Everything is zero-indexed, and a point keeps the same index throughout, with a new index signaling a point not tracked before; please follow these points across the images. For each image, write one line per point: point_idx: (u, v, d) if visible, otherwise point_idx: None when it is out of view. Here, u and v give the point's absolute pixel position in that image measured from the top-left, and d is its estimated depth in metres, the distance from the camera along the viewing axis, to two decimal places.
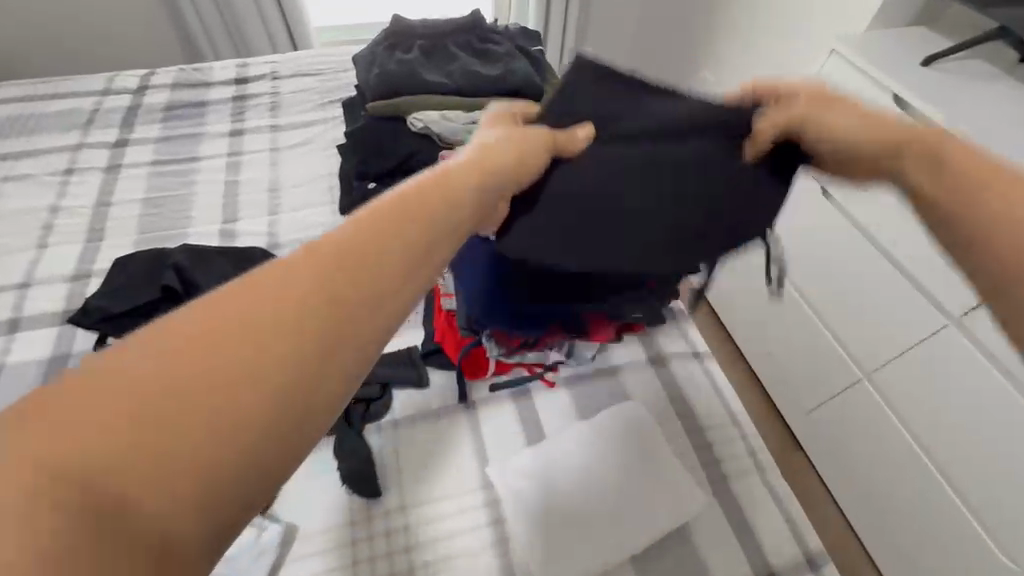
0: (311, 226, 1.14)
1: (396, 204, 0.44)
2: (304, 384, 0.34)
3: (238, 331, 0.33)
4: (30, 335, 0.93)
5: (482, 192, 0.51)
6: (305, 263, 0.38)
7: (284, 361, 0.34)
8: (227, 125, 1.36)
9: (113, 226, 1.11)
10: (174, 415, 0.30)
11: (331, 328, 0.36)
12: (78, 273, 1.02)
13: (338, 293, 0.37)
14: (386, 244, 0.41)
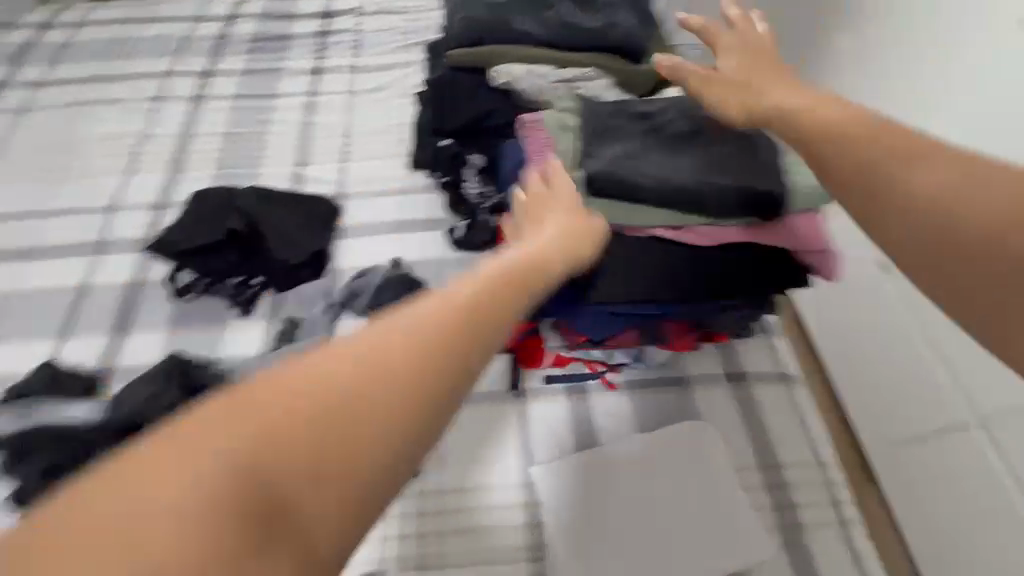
0: (380, 179, 1.10)
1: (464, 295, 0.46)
2: (411, 416, 0.39)
3: (361, 365, 0.40)
4: (113, 258, 0.97)
5: (554, 271, 0.56)
6: (408, 315, 0.43)
7: (387, 397, 0.39)
8: (309, 62, 1.31)
9: (193, 158, 1.12)
10: (318, 435, 0.37)
11: (433, 368, 0.41)
12: (159, 202, 1.04)
13: (442, 339, 0.42)
14: (479, 299, 0.46)
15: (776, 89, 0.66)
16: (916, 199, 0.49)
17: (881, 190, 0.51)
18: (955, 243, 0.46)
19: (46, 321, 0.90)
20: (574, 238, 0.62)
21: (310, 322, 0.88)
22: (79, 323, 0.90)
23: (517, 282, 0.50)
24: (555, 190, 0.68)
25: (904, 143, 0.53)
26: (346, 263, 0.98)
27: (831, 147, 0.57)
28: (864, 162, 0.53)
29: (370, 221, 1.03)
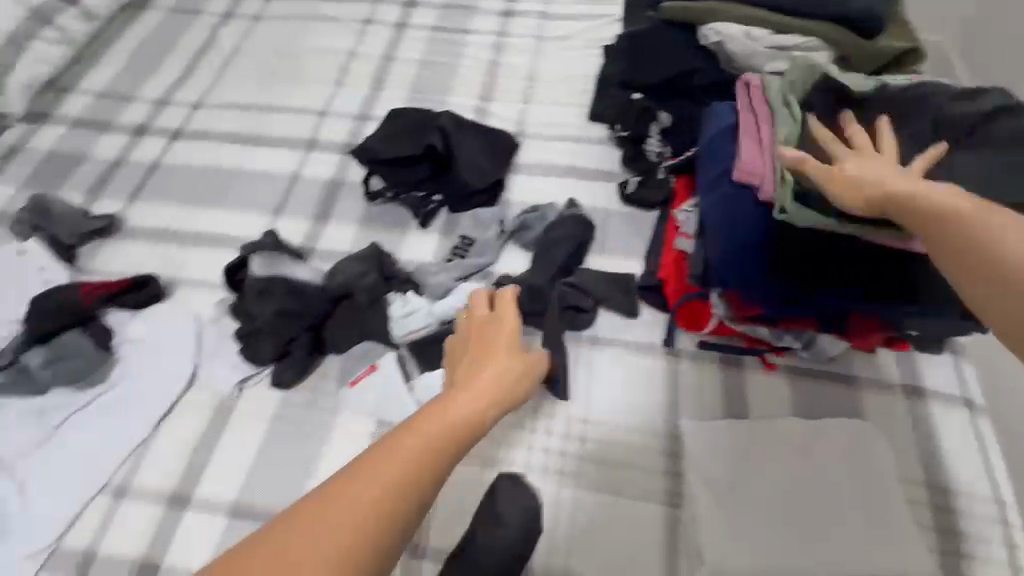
0: (557, 125, 1.13)
1: (401, 452, 0.52)
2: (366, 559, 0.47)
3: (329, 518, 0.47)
4: (321, 156, 1.10)
5: (490, 412, 0.61)
6: (356, 467, 0.51)
7: (404, 509, 0.50)
8: (501, 4, 1.36)
9: (392, 80, 1.22)
10: None
11: (388, 516, 0.49)
12: (361, 115, 1.16)
13: (391, 483, 0.50)
14: (414, 448, 0.53)
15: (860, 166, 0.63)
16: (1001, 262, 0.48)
17: (960, 257, 0.51)
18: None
19: (265, 198, 1.05)
20: (510, 371, 0.65)
21: (482, 244, 0.94)
22: (289, 205, 1.04)
23: (453, 420, 0.57)
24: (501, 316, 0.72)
25: (982, 210, 0.52)
26: (516, 197, 1.02)
27: (916, 220, 0.56)
28: (943, 235, 0.53)
29: (544, 163, 1.07)
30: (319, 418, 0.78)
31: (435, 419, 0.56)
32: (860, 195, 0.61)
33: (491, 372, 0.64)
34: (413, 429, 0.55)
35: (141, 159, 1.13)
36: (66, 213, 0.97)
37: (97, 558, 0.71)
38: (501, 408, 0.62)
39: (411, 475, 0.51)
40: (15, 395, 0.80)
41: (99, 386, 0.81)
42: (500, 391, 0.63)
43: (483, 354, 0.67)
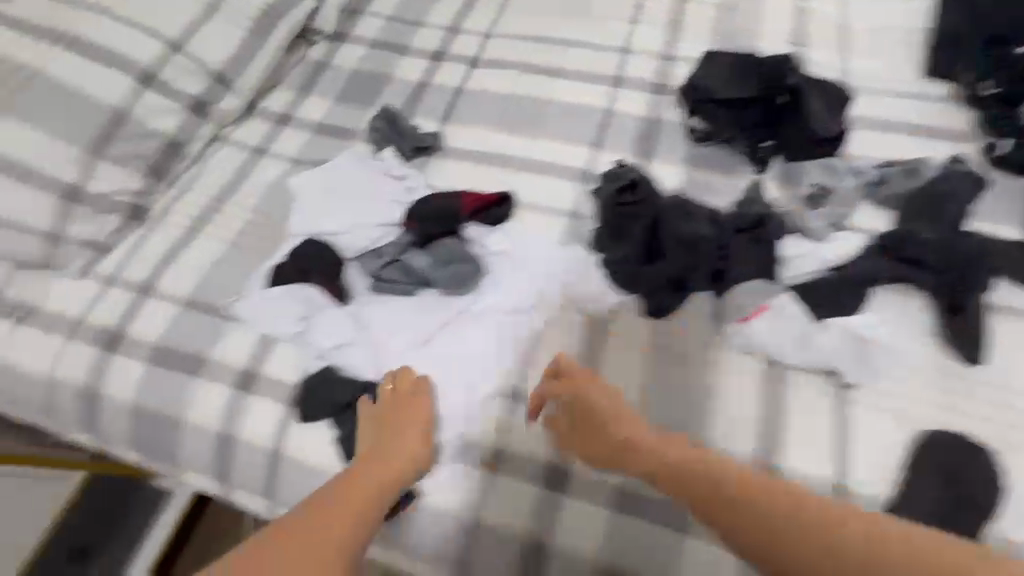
0: (889, 77, 1.04)
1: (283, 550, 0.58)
2: None
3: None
4: (631, 93, 1.06)
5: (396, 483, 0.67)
6: (271, 548, 0.58)
7: None
8: None
9: (692, 19, 1.16)
10: None
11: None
12: (667, 54, 1.10)
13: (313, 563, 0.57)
14: (348, 504, 0.62)
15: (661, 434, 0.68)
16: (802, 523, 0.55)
17: (766, 526, 0.55)
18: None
19: (581, 131, 1.03)
20: (416, 445, 0.71)
21: (841, 195, 0.88)
22: (607, 140, 1.01)
23: (362, 495, 0.64)
24: (406, 402, 0.74)
25: (786, 498, 0.57)
26: (856, 148, 0.95)
27: (689, 489, 0.61)
28: (777, 514, 0.56)
29: (883, 116, 0.98)
30: (700, 351, 0.78)
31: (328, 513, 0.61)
32: (633, 460, 0.66)
33: (395, 452, 0.69)
34: (319, 507, 0.62)
35: (444, 84, 1.13)
36: (410, 129, 1.00)
37: (506, 452, 0.75)
38: (406, 479, 0.69)
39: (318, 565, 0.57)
40: (398, 291, 0.84)
41: (472, 298, 0.83)
42: (404, 466, 0.69)
43: (392, 435, 0.71)
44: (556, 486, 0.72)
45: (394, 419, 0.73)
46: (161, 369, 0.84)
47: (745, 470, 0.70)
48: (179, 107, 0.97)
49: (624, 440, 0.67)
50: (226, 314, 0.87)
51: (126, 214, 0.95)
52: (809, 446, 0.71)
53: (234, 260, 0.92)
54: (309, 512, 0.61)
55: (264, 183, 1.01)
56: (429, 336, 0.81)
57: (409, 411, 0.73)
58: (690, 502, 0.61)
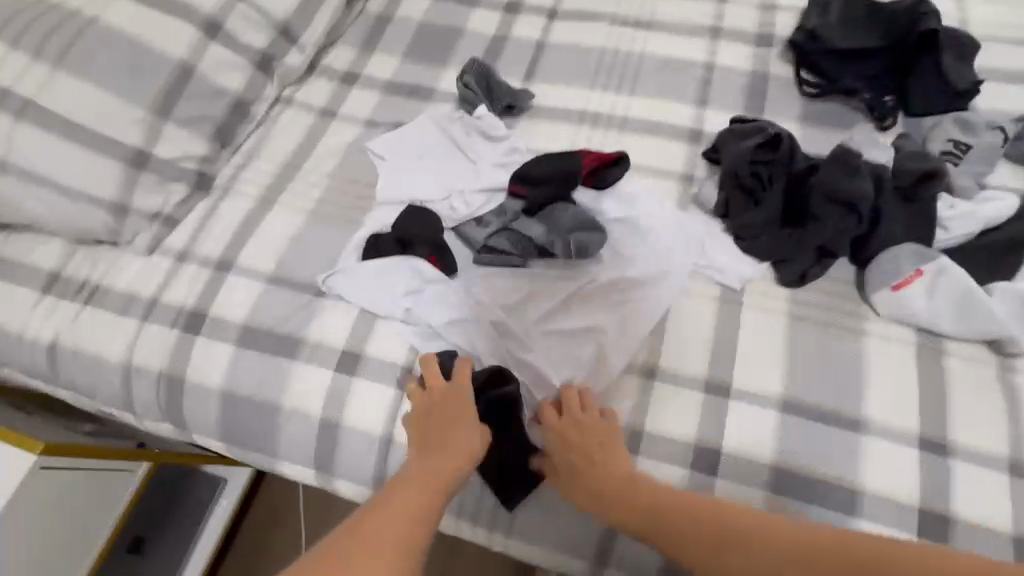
0: (1014, 25, 0.96)
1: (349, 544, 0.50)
2: None
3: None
4: (733, 46, 0.98)
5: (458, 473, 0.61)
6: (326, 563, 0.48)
7: None
8: None
9: None
10: None
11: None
12: (768, 3, 1.02)
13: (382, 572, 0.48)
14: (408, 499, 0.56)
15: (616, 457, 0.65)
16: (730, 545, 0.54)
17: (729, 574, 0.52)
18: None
19: (682, 88, 0.95)
20: (470, 438, 0.64)
21: (983, 151, 0.81)
22: (712, 97, 0.93)
23: (417, 496, 0.57)
24: (453, 385, 0.68)
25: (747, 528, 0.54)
26: (985, 103, 0.88)
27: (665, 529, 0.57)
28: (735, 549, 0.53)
29: (1012, 68, 0.91)
30: (844, 321, 0.72)
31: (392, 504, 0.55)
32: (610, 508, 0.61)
33: (449, 444, 0.63)
34: (374, 514, 0.54)
35: (524, 37, 1.04)
36: (501, 85, 0.92)
37: (644, 433, 0.68)
38: (456, 483, 0.61)
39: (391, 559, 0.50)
40: (506, 264, 0.77)
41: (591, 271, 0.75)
42: (457, 464, 0.61)
43: (442, 433, 0.64)
44: (705, 469, 0.66)
45: (443, 405, 0.66)
46: (251, 353, 0.77)
47: (914, 448, 0.65)
48: (245, 62, 0.88)
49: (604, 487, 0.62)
50: (321, 291, 0.79)
51: (191, 182, 0.86)
52: (979, 419, 0.66)
53: (318, 232, 0.84)
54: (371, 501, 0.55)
55: (338, 148, 0.92)
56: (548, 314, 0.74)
57: (456, 397, 0.66)
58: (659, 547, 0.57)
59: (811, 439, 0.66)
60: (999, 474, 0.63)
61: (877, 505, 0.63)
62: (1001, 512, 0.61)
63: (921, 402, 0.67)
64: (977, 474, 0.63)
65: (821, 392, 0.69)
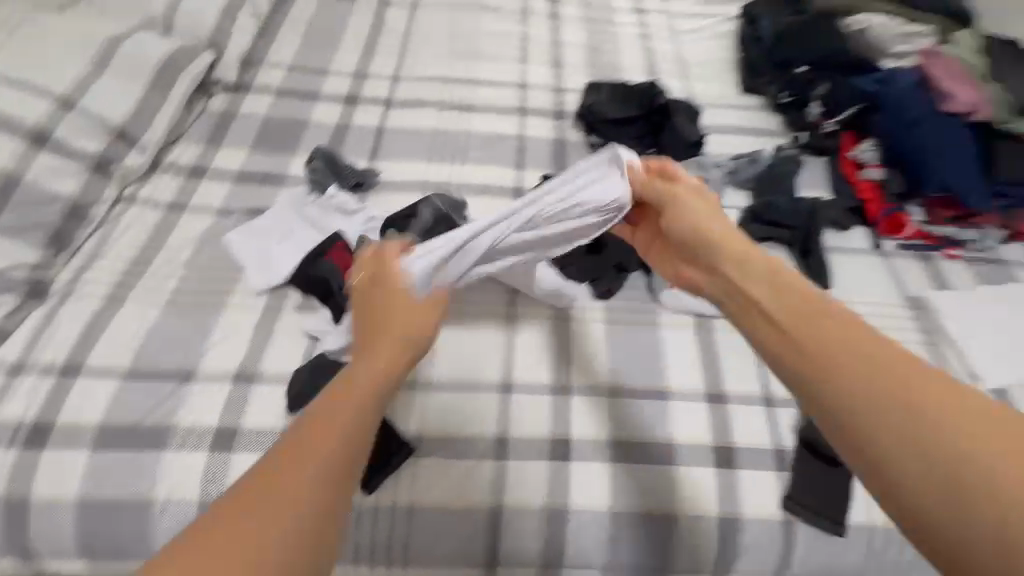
0: (721, 95, 1.36)
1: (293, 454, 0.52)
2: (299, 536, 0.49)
3: (234, 561, 0.46)
4: (537, 121, 1.24)
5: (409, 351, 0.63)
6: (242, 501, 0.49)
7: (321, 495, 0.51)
8: (631, 2, 1.57)
9: (569, 59, 1.38)
10: None
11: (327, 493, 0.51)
12: (557, 87, 1.31)
13: (316, 481, 0.51)
14: (353, 389, 0.57)
15: (671, 206, 0.76)
16: (847, 340, 0.55)
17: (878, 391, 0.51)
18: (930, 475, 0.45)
19: (503, 155, 1.17)
20: (415, 327, 0.64)
21: (713, 183, 1.14)
22: (527, 161, 1.16)
23: (357, 400, 0.57)
24: (386, 270, 0.69)
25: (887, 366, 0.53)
26: (712, 149, 1.23)
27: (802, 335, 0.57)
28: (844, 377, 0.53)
29: (724, 124, 1.29)
30: (642, 317, 0.94)
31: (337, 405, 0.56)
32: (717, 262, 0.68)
33: (393, 294, 0.66)
34: (316, 424, 0.54)
35: (366, 125, 1.19)
36: (347, 167, 1.05)
37: (508, 439, 0.80)
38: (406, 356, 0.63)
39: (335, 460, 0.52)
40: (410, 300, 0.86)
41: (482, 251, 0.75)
42: (404, 332, 0.64)
43: (372, 320, 0.65)
44: (558, 457, 0.80)
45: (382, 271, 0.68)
46: (110, 452, 0.74)
47: (701, 401, 0.86)
48: (79, 168, 0.91)
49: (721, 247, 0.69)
50: (186, 376, 0.81)
51: (24, 292, 0.83)
52: (740, 371, 0.90)
53: (179, 320, 0.86)
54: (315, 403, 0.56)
55: (191, 237, 0.96)
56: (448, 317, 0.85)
57: (368, 283, 0.68)
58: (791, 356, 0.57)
59: (630, 414, 0.84)
60: (759, 407, 0.86)
61: (686, 451, 0.81)
62: (764, 433, 0.84)
63: (702, 366, 0.90)
64: (745, 410, 0.86)
65: (635, 373, 0.88)
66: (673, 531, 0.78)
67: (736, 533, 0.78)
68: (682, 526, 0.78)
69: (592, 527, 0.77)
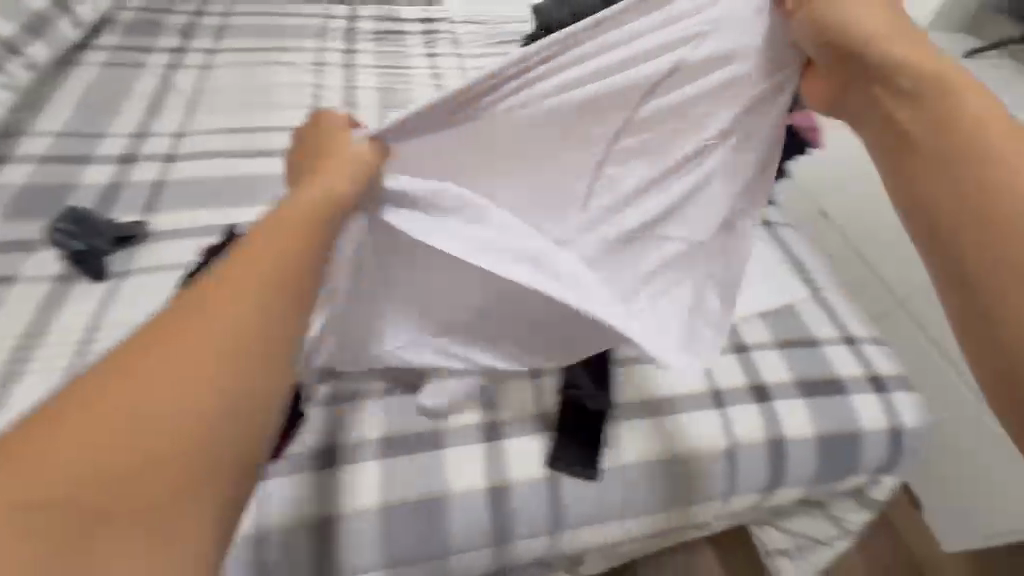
0: None
1: (192, 334, 0.45)
2: (208, 437, 0.43)
3: (131, 461, 0.40)
4: None
5: (326, 219, 0.59)
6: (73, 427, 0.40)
7: (239, 397, 0.45)
8: (424, 50, 1.72)
9: (361, 101, 1.47)
10: (91, 497, 0.39)
11: (241, 392, 0.45)
12: None
13: (233, 376, 0.45)
14: (252, 264, 0.50)
15: (827, 1, 0.65)
16: (989, 163, 0.60)
17: (988, 197, 0.59)
18: (960, 235, 0.60)
19: None
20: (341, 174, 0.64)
21: None
22: None
23: (269, 283, 0.50)
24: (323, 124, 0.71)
25: (1003, 169, 0.59)
26: None
27: (942, 153, 0.62)
28: (969, 198, 0.60)
29: None
30: None
31: (232, 300, 0.47)
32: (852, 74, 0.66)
33: (333, 161, 0.65)
34: (216, 309, 0.47)
35: (142, 181, 1.18)
36: (105, 223, 1.04)
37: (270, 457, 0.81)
38: (321, 237, 0.57)
39: (249, 355, 0.46)
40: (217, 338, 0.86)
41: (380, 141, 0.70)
42: (326, 210, 0.59)
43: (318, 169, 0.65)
44: (324, 466, 0.81)
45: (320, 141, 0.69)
46: None
47: None
48: None
49: (880, 40, 0.64)
50: None
51: None
52: None
53: None
54: (209, 289, 0.48)
55: None
56: (381, 206, 0.72)
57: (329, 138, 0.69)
58: (937, 164, 0.62)
59: (397, 410, 0.87)
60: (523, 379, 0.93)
61: (457, 433, 0.86)
62: (528, 401, 0.91)
63: None
64: (511, 384, 0.92)
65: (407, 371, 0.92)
66: (446, 512, 0.80)
67: (507, 500, 0.82)
68: (456, 507, 0.80)
69: (362, 527, 0.78)
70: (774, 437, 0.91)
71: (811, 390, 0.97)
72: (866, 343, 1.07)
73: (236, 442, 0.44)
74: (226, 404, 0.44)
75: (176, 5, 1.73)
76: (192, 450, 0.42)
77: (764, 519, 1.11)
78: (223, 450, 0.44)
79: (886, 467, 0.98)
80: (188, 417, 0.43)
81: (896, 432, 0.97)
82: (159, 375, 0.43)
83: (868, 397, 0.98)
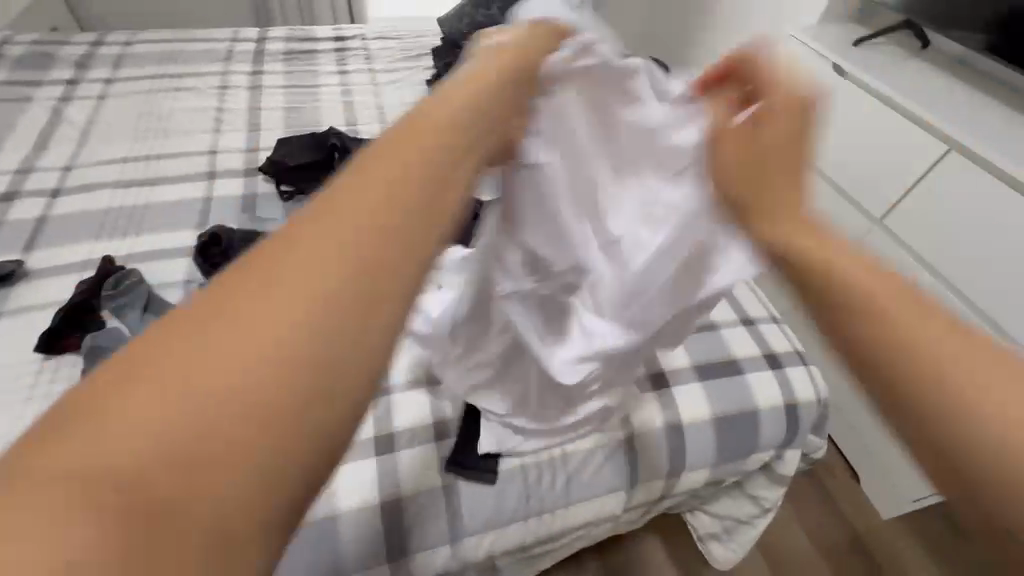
0: None
1: (315, 226, 0.30)
2: (316, 375, 0.26)
3: (207, 410, 0.24)
4: (225, 180, 1.26)
5: (480, 112, 0.42)
6: (147, 372, 0.25)
7: (367, 322, 0.28)
8: (334, 67, 1.70)
9: (265, 121, 1.45)
10: (162, 466, 0.23)
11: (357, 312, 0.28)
12: (250, 148, 1.36)
13: (356, 286, 0.28)
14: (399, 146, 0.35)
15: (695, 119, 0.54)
16: (905, 312, 0.38)
17: (922, 356, 0.36)
18: (887, 385, 0.38)
19: (185, 218, 1.16)
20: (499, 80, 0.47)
21: None
22: (210, 218, 1.17)
23: (412, 167, 0.34)
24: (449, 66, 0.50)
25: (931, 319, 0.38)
26: None
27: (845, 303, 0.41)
28: (897, 349, 0.37)
29: None
30: None
31: (371, 181, 0.32)
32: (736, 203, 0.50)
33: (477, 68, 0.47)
34: (351, 193, 0.32)
35: (24, 218, 1.14)
36: None
37: None
38: (477, 134, 0.40)
39: (379, 254, 0.30)
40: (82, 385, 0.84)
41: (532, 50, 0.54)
42: (475, 97, 0.43)
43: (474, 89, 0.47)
44: None
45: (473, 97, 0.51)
46: None
47: None
48: None
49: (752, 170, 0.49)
50: None
51: None
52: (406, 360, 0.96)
53: None
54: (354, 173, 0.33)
55: None
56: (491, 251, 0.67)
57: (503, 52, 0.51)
58: (842, 322, 0.40)
59: None
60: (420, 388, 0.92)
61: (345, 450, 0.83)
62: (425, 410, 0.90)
63: None
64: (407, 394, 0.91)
65: None
66: (334, 531, 0.78)
67: (400, 512, 0.81)
68: (344, 527, 0.78)
69: None
70: (670, 423, 0.93)
71: (708, 374, 0.99)
72: (762, 324, 1.09)
73: (358, 377, 0.28)
74: (332, 332, 0.27)
75: (73, 37, 1.68)
76: (287, 399, 0.26)
77: (683, 505, 1.12)
78: (332, 403, 0.27)
79: (785, 442, 1.01)
80: (280, 343, 0.26)
81: (792, 407, 0.99)
82: (266, 278, 0.28)
83: (764, 376, 1.01)
